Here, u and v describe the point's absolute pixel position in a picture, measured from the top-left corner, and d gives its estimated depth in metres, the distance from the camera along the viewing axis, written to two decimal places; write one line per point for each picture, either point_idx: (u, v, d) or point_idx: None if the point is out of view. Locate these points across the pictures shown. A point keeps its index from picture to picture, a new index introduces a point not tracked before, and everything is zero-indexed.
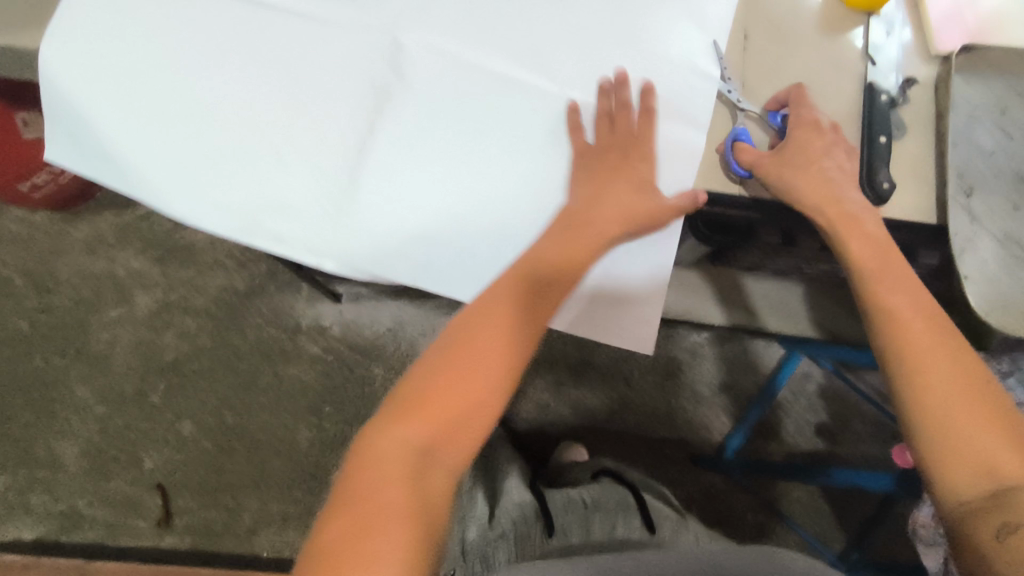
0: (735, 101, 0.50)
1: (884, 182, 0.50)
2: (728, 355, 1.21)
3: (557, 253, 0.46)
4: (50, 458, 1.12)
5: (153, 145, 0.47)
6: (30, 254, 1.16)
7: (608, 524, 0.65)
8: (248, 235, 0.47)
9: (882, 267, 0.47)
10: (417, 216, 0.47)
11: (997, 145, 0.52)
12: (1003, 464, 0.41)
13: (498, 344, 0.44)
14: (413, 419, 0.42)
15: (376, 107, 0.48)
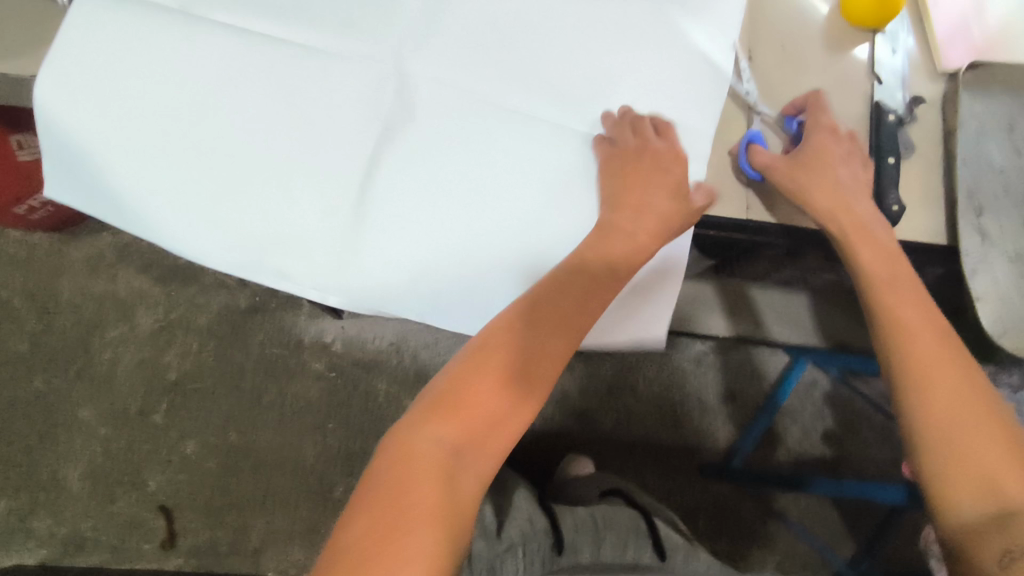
0: (751, 102, 0.51)
1: (893, 204, 0.50)
2: (733, 364, 1.20)
3: (592, 260, 0.46)
4: (52, 480, 1.12)
5: (155, 180, 0.46)
6: (30, 275, 1.16)
7: (620, 544, 0.60)
8: (252, 271, 0.46)
9: (892, 280, 0.47)
10: (425, 249, 0.46)
11: (1007, 163, 0.51)
12: (1006, 485, 0.41)
13: (532, 350, 0.44)
14: (442, 421, 0.42)
15: (382, 140, 0.47)
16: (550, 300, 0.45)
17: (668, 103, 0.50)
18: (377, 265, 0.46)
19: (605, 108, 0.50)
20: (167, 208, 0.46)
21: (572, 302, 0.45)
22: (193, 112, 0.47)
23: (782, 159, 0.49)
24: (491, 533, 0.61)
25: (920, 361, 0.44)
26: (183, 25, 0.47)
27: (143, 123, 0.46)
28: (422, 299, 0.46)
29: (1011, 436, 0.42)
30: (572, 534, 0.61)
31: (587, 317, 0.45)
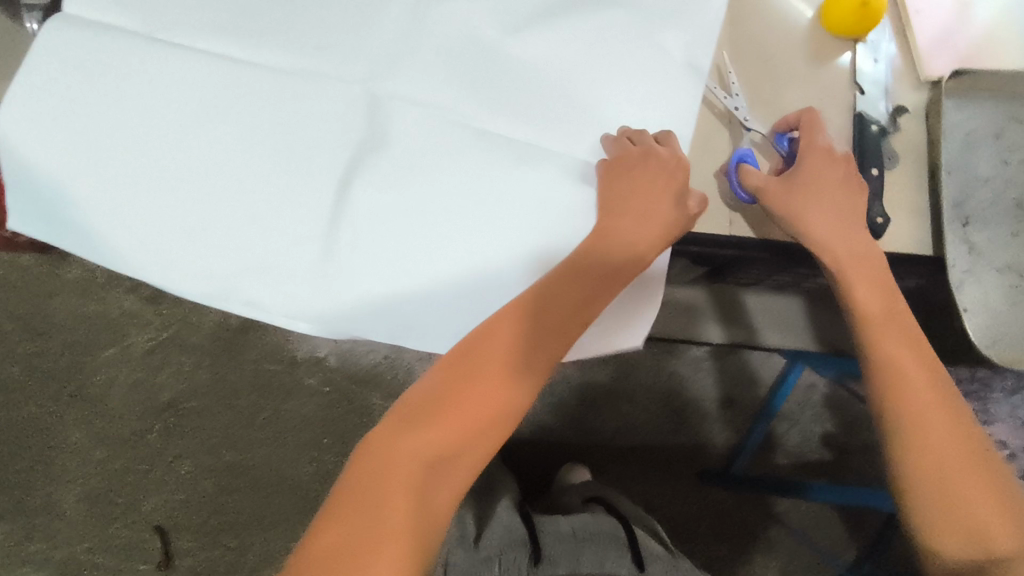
0: (742, 119, 0.51)
1: (877, 216, 0.50)
2: (731, 369, 1.20)
3: (581, 276, 0.45)
4: (47, 504, 1.11)
5: (124, 210, 0.45)
6: (22, 299, 1.15)
7: (598, 558, 0.58)
8: (221, 299, 0.45)
9: (886, 320, 0.47)
10: (399, 276, 0.46)
11: (992, 172, 0.51)
12: (992, 532, 0.43)
13: (511, 364, 0.44)
14: (420, 433, 0.42)
15: (356, 164, 0.47)
16: (533, 314, 0.44)
17: (648, 119, 0.50)
18: (352, 291, 0.45)
19: (585, 123, 0.49)
20: (139, 240, 0.45)
21: (556, 315, 0.44)
22: (165, 142, 0.46)
23: (775, 180, 0.48)
24: (469, 541, 0.61)
25: (908, 400, 0.45)
26: (154, 53, 0.47)
27: (113, 155, 0.46)
28: (397, 323, 0.45)
29: (996, 481, 0.44)
30: (551, 544, 0.61)
31: (571, 333, 0.44)
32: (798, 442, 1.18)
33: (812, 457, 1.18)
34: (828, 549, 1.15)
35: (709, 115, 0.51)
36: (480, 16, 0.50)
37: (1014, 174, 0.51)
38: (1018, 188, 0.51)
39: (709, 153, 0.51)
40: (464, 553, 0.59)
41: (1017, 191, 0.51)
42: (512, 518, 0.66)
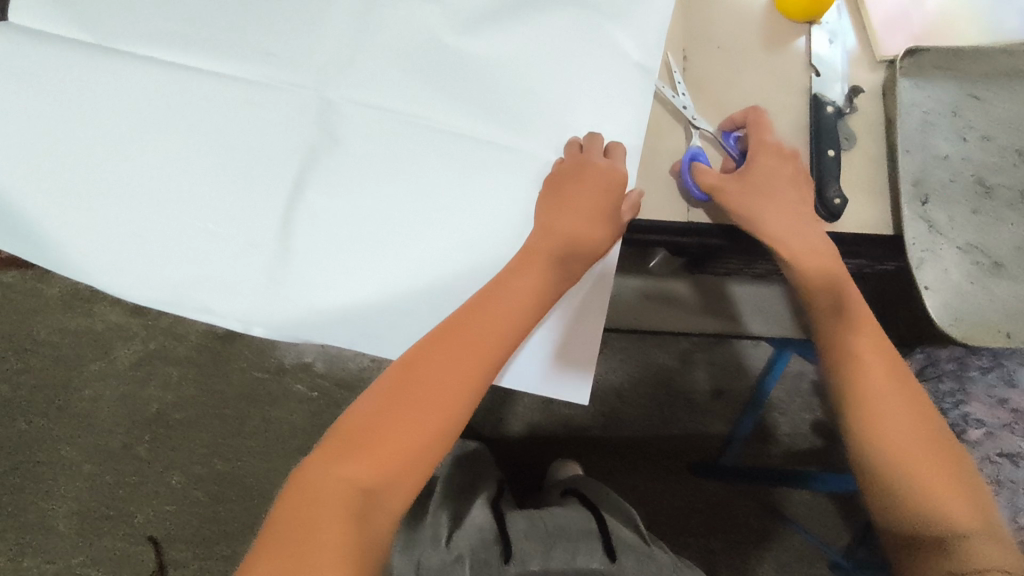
0: (690, 118, 0.50)
1: (835, 197, 0.49)
2: (719, 360, 1.18)
3: (519, 288, 0.45)
4: (40, 520, 1.11)
5: (75, 218, 0.45)
6: (8, 316, 1.15)
7: (570, 552, 0.62)
8: (175, 307, 0.46)
9: (837, 309, 0.48)
10: (350, 278, 0.46)
11: (951, 149, 0.51)
12: (957, 515, 0.43)
13: (452, 375, 0.43)
14: (352, 459, 0.41)
15: (306, 166, 0.47)
16: (466, 331, 0.44)
17: (600, 111, 0.50)
18: (306, 293, 0.46)
19: (535, 117, 0.49)
20: (93, 251, 0.45)
21: (490, 330, 0.44)
22: (116, 151, 0.46)
23: (729, 179, 0.48)
24: (441, 542, 0.64)
25: (870, 390, 0.45)
26: (103, 62, 0.47)
27: (64, 165, 0.46)
28: (353, 328, 0.46)
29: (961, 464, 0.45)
30: (522, 540, 0.64)
31: (510, 343, 0.44)
32: (789, 430, 1.17)
33: (804, 444, 1.17)
34: (822, 537, 1.14)
35: (660, 110, 0.51)
36: (430, 13, 0.50)
37: (972, 151, 0.51)
38: (976, 165, 0.51)
39: (664, 151, 0.50)
40: (438, 554, 0.62)
41: (975, 167, 0.51)
42: (485, 517, 0.67)
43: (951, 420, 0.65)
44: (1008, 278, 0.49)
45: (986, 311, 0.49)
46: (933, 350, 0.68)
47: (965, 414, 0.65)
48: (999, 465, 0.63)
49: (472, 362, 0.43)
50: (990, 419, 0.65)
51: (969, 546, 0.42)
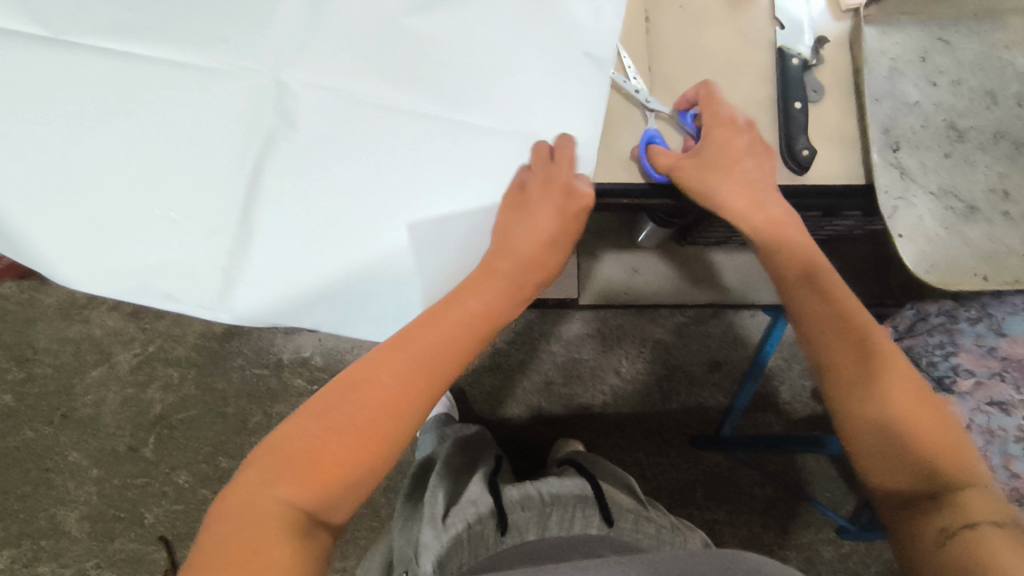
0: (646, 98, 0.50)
1: (803, 149, 0.49)
2: (715, 333, 1.17)
3: (482, 300, 0.46)
4: (52, 526, 1.12)
5: (39, 214, 0.46)
6: (6, 328, 1.16)
7: (565, 517, 0.63)
8: (138, 296, 0.46)
9: (804, 280, 0.47)
10: (308, 262, 0.47)
11: (921, 95, 0.50)
12: (936, 477, 0.42)
13: (406, 379, 0.42)
14: (295, 477, 0.39)
15: (263, 150, 0.47)
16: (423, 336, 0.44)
17: (560, 77, 0.50)
18: (263, 282, 0.47)
19: (488, 91, 0.49)
20: (57, 246, 0.46)
21: (447, 338, 0.44)
22: (78, 145, 0.46)
23: (687, 159, 0.48)
24: (437, 523, 0.62)
25: (837, 367, 0.45)
26: (62, 57, 0.47)
27: (28, 161, 0.46)
28: (316, 311, 0.48)
29: (949, 434, 0.44)
30: (517, 514, 0.64)
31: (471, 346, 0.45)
32: (789, 397, 1.17)
33: (804, 411, 1.16)
34: (827, 502, 1.14)
35: (619, 95, 0.51)
36: None
37: (944, 95, 0.50)
38: (948, 108, 0.50)
39: (629, 123, 0.50)
40: (434, 534, 0.60)
41: (947, 111, 0.50)
42: (480, 495, 0.67)
43: (941, 372, 0.64)
44: (983, 221, 0.49)
45: (963, 255, 0.48)
46: (922, 306, 0.68)
47: (955, 365, 0.64)
48: (989, 413, 0.62)
49: (436, 364, 0.44)
50: (980, 368, 0.64)
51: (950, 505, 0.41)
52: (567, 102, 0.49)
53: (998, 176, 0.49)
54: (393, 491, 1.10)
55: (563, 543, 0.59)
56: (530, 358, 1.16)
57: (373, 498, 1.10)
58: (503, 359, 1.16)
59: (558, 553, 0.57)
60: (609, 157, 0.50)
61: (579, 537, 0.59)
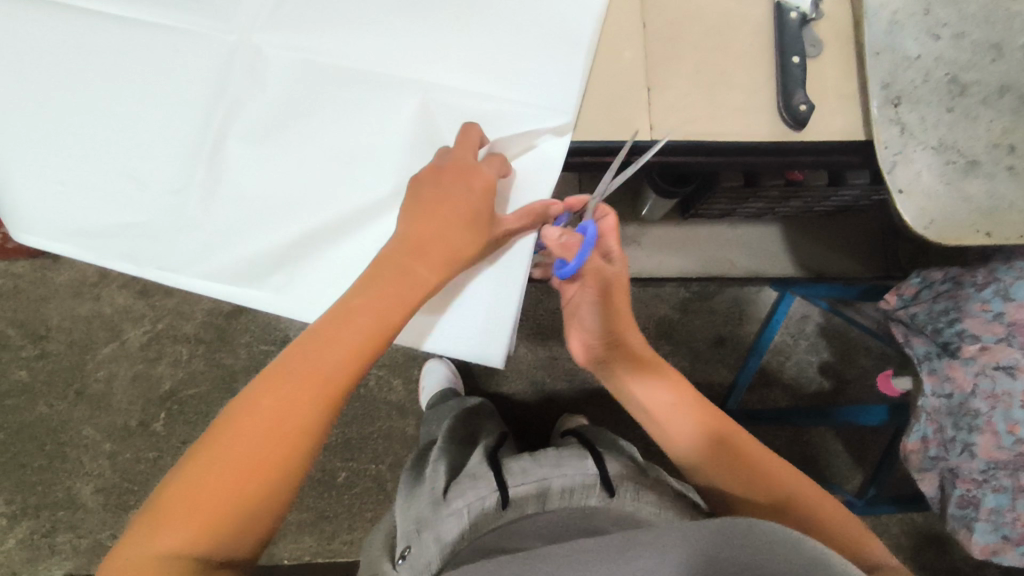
0: (643, 57, 0.51)
1: (800, 104, 0.48)
2: (721, 309, 1.09)
3: (381, 295, 0.43)
4: (68, 498, 1.15)
5: (19, 171, 0.48)
6: (17, 306, 1.16)
7: (567, 490, 0.61)
8: (101, 256, 0.48)
9: (654, 402, 0.56)
10: (271, 223, 0.49)
11: (922, 48, 0.49)
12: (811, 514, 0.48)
13: (292, 401, 0.40)
14: (178, 527, 0.36)
15: (227, 113, 0.49)
16: (311, 351, 0.41)
17: (535, 26, 0.50)
18: (225, 242, 0.49)
19: (460, 44, 0.49)
20: (34, 206, 0.48)
21: (340, 346, 0.41)
22: (73, 110, 0.48)
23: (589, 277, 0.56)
24: (438, 500, 0.62)
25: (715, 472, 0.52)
26: (60, 17, 0.47)
27: (27, 123, 0.48)
28: (274, 271, 0.49)
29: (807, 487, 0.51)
30: (517, 483, 0.63)
31: (371, 353, 0.42)
32: (794, 373, 1.16)
33: (809, 387, 1.15)
34: (833, 477, 1.13)
35: (614, 52, 0.51)
36: None
37: (947, 49, 0.49)
38: (951, 61, 0.49)
39: (622, 80, 0.50)
40: (431, 502, 0.62)
41: (950, 65, 0.49)
42: (479, 468, 0.66)
43: (946, 338, 0.64)
44: (984, 175, 0.48)
45: (963, 212, 0.47)
46: (928, 273, 0.67)
47: (960, 331, 0.63)
48: (993, 376, 0.61)
49: (324, 374, 0.41)
50: (985, 334, 0.62)
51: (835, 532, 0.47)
52: (540, 56, 0.49)
53: (1002, 131, 0.48)
54: (400, 465, 1.12)
55: (566, 524, 0.56)
56: (535, 334, 1.15)
57: (380, 472, 1.12)
58: None
59: (559, 531, 0.56)
60: (597, 114, 0.50)
61: (580, 512, 0.58)
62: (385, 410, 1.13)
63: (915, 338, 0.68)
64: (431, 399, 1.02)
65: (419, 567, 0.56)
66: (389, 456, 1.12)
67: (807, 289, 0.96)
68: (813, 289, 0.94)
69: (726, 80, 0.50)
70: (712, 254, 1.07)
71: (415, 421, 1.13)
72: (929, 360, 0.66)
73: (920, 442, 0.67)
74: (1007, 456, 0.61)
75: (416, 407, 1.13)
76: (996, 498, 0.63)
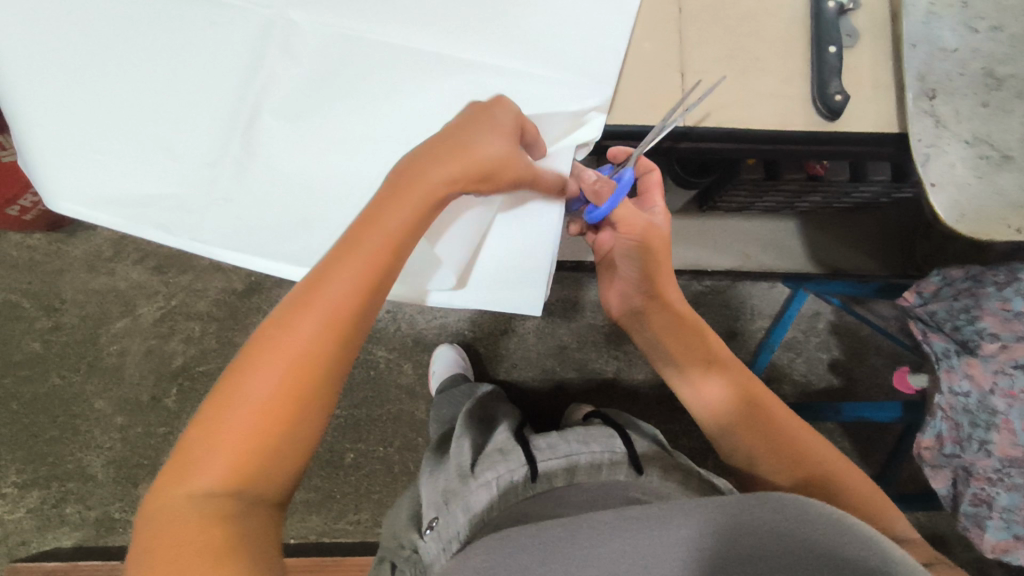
0: (678, 42, 0.50)
1: (836, 94, 0.48)
2: (732, 305, 1.08)
3: (398, 223, 0.41)
4: (78, 470, 1.16)
5: (50, 137, 0.47)
6: (32, 277, 1.16)
7: (595, 466, 0.62)
8: (134, 224, 0.49)
9: (683, 357, 0.62)
10: (300, 199, 0.50)
11: (959, 41, 0.49)
12: (818, 470, 0.53)
13: (310, 331, 0.39)
14: (212, 465, 0.37)
15: (261, 89, 0.49)
16: (325, 279, 0.39)
17: (570, 6, 0.49)
18: (257, 218, 0.50)
19: (495, 24, 0.49)
20: (66, 173, 0.48)
21: (340, 288, 0.39)
22: (108, 79, 0.48)
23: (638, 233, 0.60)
24: (466, 474, 0.63)
25: (736, 429, 0.57)
26: None
27: (62, 89, 0.47)
28: (302, 249, 0.50)
29: (815, 445, 0.55)
30: (546, 458, 0.64)
31: (387, 273, 0.41)
32: (804, 370, 1.16)
33: (818, 384, 1.16)
34: None
35: (648, 36, 0.50)
36: None
37: (983, 43, 0.49)
38: (986, 55, 0.49)
39: (655, 65, 0.50)
40: (460, 479, 0.62)
41: (986, 58, 0.49)
42: (509, 444, 0.67)
43: (965, 336, 0.64)
44: (1017, 170, 0.48)
45: (995, 206, 0.48)
46: (948, 272, 0.67)
47: (980, 329, 0.63)
48: (1011, 375, 0.62)
49: (341, 299, 0.39)
50: (1004, 332, 0.62)
51: (838, 488, 0.52)
52: (575, 40, 0.49)
53: None
54: (408, 448, 1.13)
55: (593, 493, 0.58)
56: (546, 322, 1.16)
57: (388, 454, 1.12)
58: (518, 323, 1.16)
59: (587, 499, 0.57)
60: (630, 99, 0.50)
61: (608, 484, 0.59)
62: (395, 393, 1.14)
63: (933, 335, 0.67)
64: (442, 383, 1.03)
65: (448, 537, 0.57)
66: (398, 439, 1.13)
67: (821, 285, 0.95)
68: (830, 286, 0.94)
69: (761, 68, 0.50)
70: (726, 248, 1.07)
71: (424, 405, 1.14)
72: (947, 357, 0.65)
73: (934, 439, 0.67)
74: (1021, 454, 0.62)
75: (426, 391, 1.14)
76: (1009, 496, 0.63)
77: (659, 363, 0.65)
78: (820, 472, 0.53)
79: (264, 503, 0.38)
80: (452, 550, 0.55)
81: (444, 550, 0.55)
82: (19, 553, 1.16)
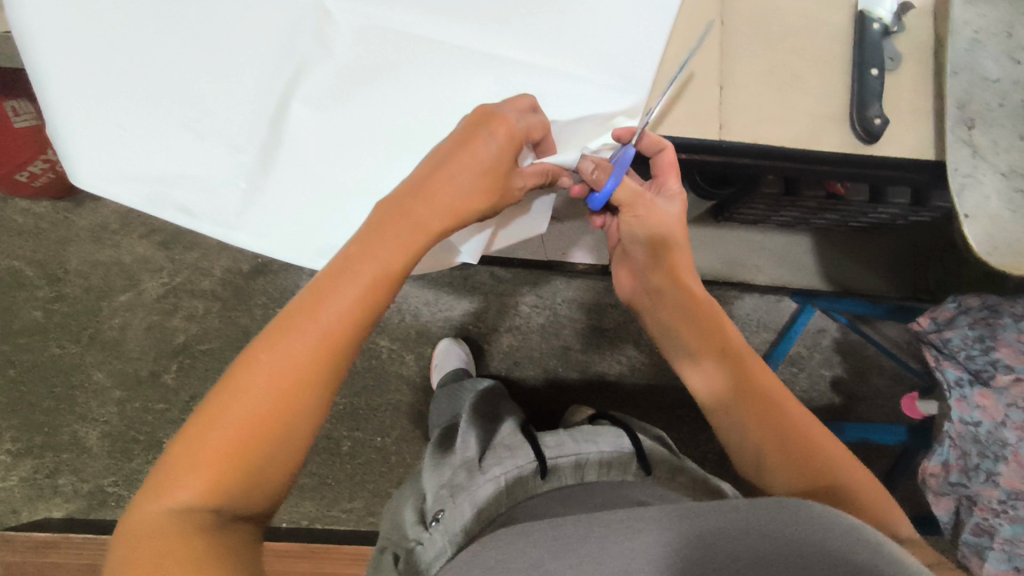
0: (718, 53, 0.50)
1: (875, 118, 0.48)
2: (739, 316, 1.06)
3: (394, 248, 0.43)
4: (73, 441, 1.15)
5: (74, 110, 0.46)
6: (37, 246, 1.15)
7: (603, 466, 0.63)
8: (153, 203, 0.48)
9: (695, 343, 0.59)
10: (323, 191, 0.49)
11: (1002, 72, 0.49)
12: (819, 472, 0.53)
13: (302, 349, 0.40)
14: (194, 477, 0.38)
15: (294, 76, 0.48)
16: (320, 301, 0.41)
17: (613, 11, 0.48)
18: (279, 207, 0.49)
19: (534, 23, 0.48)
20: (88, 147, 0.47)
21: (333, 310, 0.41)
22: (136, 53, 0.47)
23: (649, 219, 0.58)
24: (473, 468, 0.63)
25: (738, 428, 0.56)
26: None
27: (88, 61, 0.46)
28: (322, 240, 0.49)
29: (818, 445, 0.54)
30: (557, 454, 0.64)
31: (380, 297, 0.43)
32: (806, 386, 1.16)
33: (819, 401, 1.16)
34: None
35: (690, 46, 0.50)
36: None
37: None
38: None
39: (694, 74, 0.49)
40: (467, 474, 0.62)
41: None
42: (516, 441, 0.67)
43: (979, 366, 0.65)
44: None
45: None
46: (964, 299, 0.67)
47: (994, 360, 0.64)
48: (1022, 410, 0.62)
49: (334, 319, 0.41)
50: (1019, 364, 0.63)
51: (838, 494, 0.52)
52: (615, 43, 0.48)
53: None
54: (406, 440, 1.12)
55: (601, 490, 0.59)
56: (552, 322, 1.15)
57: (385, 445, 1.12)
58: (524, 321, 1.15)
59: (596, 497, 0.57)
60: (666, 106, 0.49)
61: (617, 483, 0.60)
62: (396, 384, 1.13)
63: (946, 362, 0.67)
64: (443, 377, 1.02)
65: (453, 530, 0.56)
66: (396, 430, 1.12)
67: (830, 304, 0.96)
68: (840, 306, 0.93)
69: (799, 86, 0.49)
70: (737, 259, 1.06)
71: (424, 398, 1.13)
72: (960, 386, 0.65)
73: (941, 466, 0.67)
74: None
75: (427, 383, 1.13)
76: (1012, 528, 0.63)
77: (675, 357, 0.62)
78: (821, 477, 0.52)
79: (243, 519, 0.39)
80: (458, 543, 0.55)
81: (450, 543, 0.55)
82: (9, 521, 1.16)
